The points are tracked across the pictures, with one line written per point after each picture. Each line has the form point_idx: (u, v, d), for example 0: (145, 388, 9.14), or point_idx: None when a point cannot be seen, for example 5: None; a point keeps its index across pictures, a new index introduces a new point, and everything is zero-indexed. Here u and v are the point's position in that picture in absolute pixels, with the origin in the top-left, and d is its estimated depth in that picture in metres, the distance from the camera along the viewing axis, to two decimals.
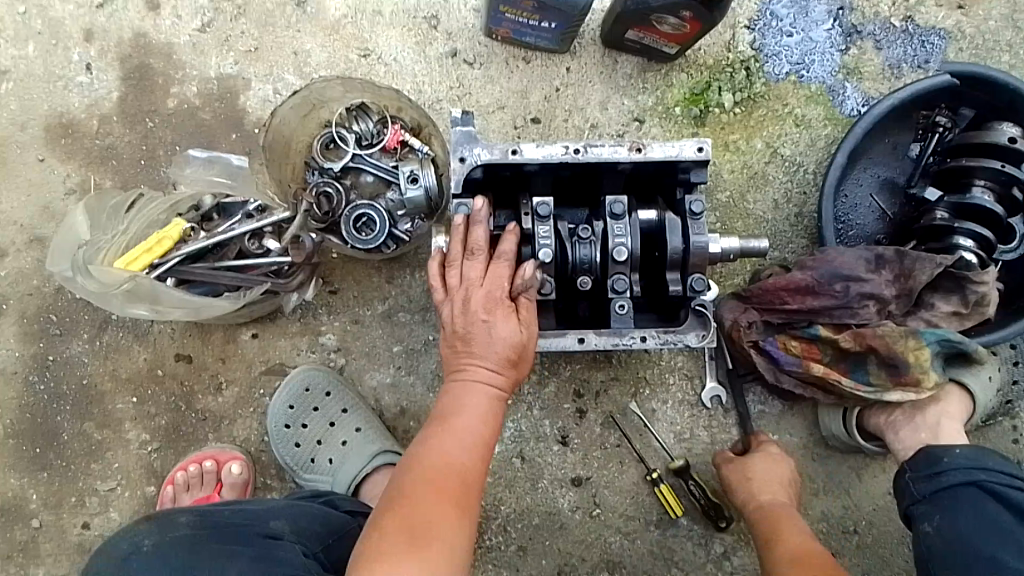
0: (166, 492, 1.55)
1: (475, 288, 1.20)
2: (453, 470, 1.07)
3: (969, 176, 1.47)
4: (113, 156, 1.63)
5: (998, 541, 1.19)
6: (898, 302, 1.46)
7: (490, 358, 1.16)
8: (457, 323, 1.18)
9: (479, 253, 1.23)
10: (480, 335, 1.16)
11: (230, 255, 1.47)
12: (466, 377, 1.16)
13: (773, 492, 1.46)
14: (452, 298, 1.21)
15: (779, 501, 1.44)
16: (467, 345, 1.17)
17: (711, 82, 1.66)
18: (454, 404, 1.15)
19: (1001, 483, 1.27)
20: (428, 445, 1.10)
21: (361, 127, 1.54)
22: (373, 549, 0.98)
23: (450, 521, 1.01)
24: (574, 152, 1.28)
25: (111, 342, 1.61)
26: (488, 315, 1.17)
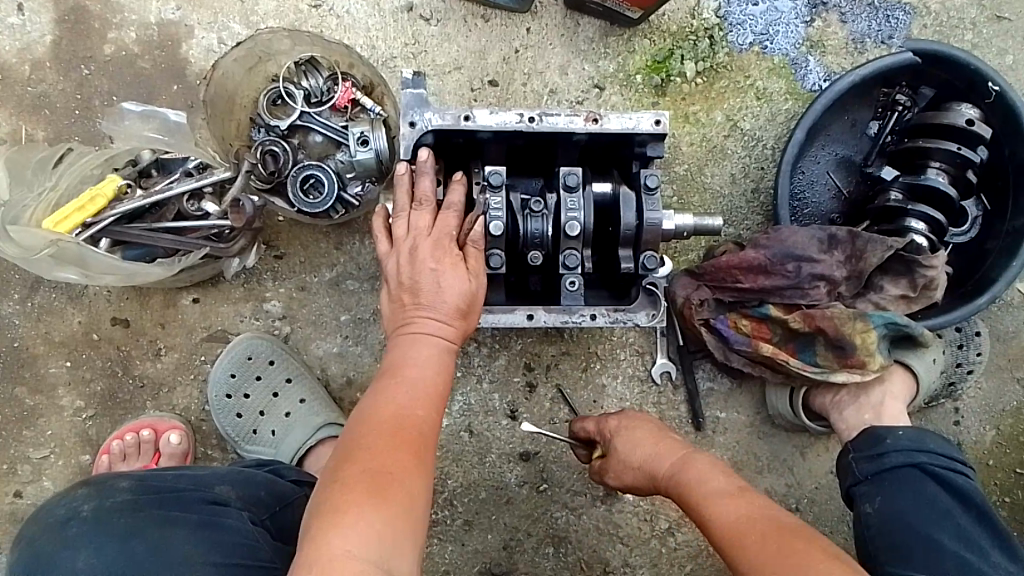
0: (102, 461, 1.51)
1: (422, 237, 1.16)
2: (406, 420, 1.03)
3: (925, 157, 1.48)
4: (46, 106, 1.54)
5: (936, 527, 1.21)
6: (847, 284, 1.45)
7: (440, 308, 1.12)
8: (404, 274, 1.14)
9: (427, 204, 1.19)
10: (430, 283, 1.13)
11: (168, 216, 1.40)
12: (416, 329, 1.12)
13: (679, 455, 1.30)
14: (398, 251, 1.17)
15: (682, 459, 1.29)
16: (416, 297, 1.13)
17: (674, 50, 1.61)
18: (403, 357, 1.10)
19: (942, 466, 1.28)
20: (376, 398, 1.06)
21: (311, 83, 1.46)
22: (331, 500, 0.93)
23: (408, 466, 0.97)
24: (529, 120, 1.23)
25: (43, 305, 1.54)
26: (437, 263, 1.14)
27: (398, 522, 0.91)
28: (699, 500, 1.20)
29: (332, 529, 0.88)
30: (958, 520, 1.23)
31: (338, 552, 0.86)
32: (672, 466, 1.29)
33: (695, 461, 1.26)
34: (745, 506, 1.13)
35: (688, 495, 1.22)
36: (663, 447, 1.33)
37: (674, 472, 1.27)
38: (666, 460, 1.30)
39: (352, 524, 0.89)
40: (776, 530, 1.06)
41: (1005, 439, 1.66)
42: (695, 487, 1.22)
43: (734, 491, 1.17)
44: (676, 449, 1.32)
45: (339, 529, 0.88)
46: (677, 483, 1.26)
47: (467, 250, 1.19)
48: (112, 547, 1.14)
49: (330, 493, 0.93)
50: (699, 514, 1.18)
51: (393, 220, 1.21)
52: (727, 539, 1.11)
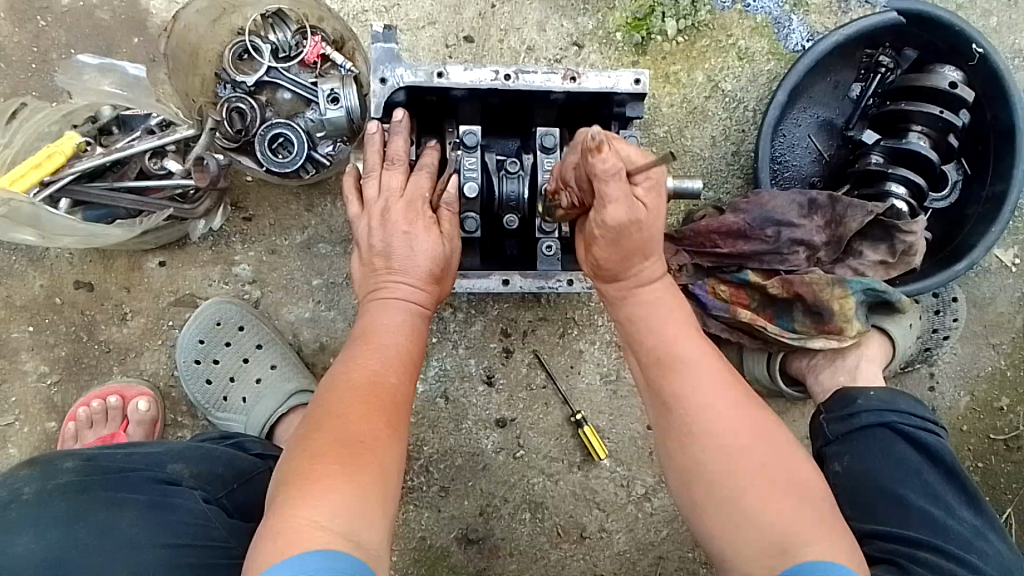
0: (69, 429, 1.47)
1: (394, 199, 1.12)
2: (378, 384, 0.99)
3: (906, 120, 1.46)
4: (0, 58, 1.47)
5: (904, 487, 1.21)
6: (827, 250, 1.44)
7: (412, 272, 1.09)
8: (376, 237, 1.10)
9: (399, 164, 1.15)
10: (402, 245, 1.09)
11: (130, 175, 1.35)
12: (388, 293, 1.09)
13: (656, 198, 1.00)
14: (369, 213, 1.12)
15: (662, 297, 1.07)
16: (388, 261, 1.09)
17: (655, 7, 1.55)
18: (375, 322, 1.07)
19: (912, 425, 1.27)
20: (348, 363, 1.02)
21: (278, 36, 1.39)
22: (298, 468, 0.90)
23: (377, 433, 0.94)
24: (504, 78, 1.18)
25: (3, 267, 1.49)
26: (409, 226, 1.09)
27: (367, 492, 0.89)
28: (678, 358, 1.02)
29: (302, 501, 0.86)
30: (927, 479, 1.23)
31: (304, 521, 0.84)
32: (640, 272, 1.06)
33: (646, 233, 1.01)
34: (733, 391, 1.01)
35: (668, 350, 1.03)
36: (647, 209, 0.99)
37: (646, 319, 1.06)
38: (649, 214, 0.99)
39: (320, 494, 0.86)
40: (758, 435, 0.98)
41: (979, 404, 1.66)
42: (676, 344, 1.03)
43: (718, 365, 1.03)
44: (657, 188, 0.99)
45: (307, 498, 0.86)
46: (654, 332, 1.05)
47: (440, 212, 1.15)
48: (58, 530, 1.10)
49: (298, 463, 0.91)
50: (680, 379, 1.01)
51: (364, 181, 1.16)
52: (704, 426, 0.98)
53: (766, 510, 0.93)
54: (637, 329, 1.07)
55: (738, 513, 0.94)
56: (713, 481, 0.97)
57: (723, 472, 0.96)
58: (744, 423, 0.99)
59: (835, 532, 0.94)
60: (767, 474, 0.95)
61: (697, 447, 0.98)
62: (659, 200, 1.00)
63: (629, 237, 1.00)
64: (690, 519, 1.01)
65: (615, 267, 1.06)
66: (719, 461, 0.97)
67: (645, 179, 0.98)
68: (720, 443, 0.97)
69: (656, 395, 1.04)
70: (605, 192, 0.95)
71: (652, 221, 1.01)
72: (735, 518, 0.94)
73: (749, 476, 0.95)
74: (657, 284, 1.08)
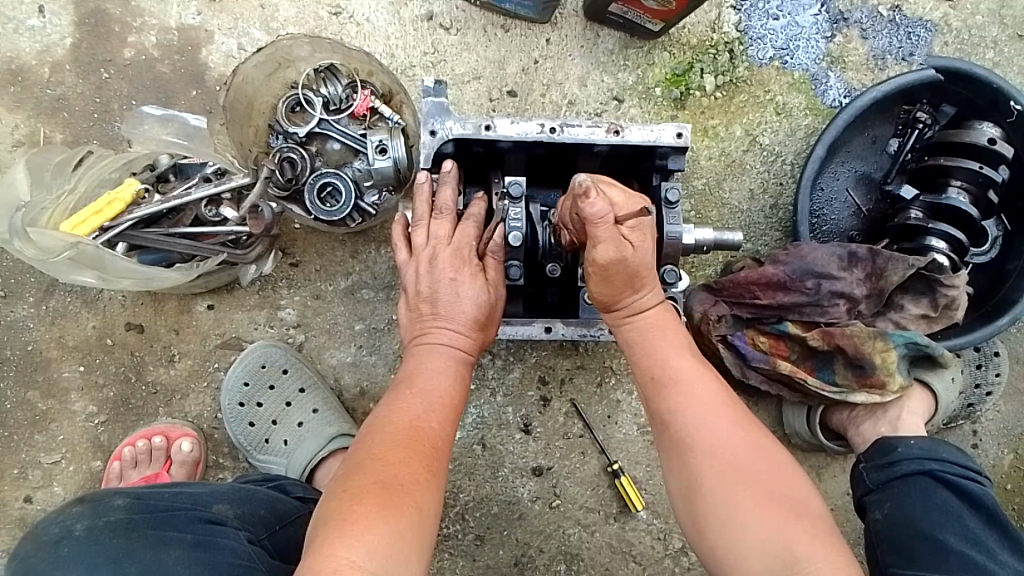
0: (113, 468, 1.50)
1: (441, 247, 1.15)
2: (419, 430, 1.01)
3: (946, 176, 1.47)
4: (64, 108, 1.53)
5: (944, 532, 1.17)
6: (867, 302, 1.44)
7: (457, 319, 1.11)
8: (422, 284, 1.13)
9: (446, 214, 1.18)
10: (447, 291, 1.12)
11: (185, 221, 1.40)
12: (433, 338, 1.11)
13: (641, 237, 1.01)
14: (417, 258, 1.16)
15: (655, 319, 1.10)
16: (434, 307, 1.12)
17: (693, 63, 1.60)
18: (419, 368, 1.09)
19: (954, 474, 1.25)
20: (391, 408, 1.04)
21: (329, 90, 1.45)
22: (339, 509, 0.90)
23: (418, 475, 0.95)
24: (550, 131, 1.22)
25: (57, 308, 1.53)
26: (456, 273, 1.12)
27: (405, 535, 0.88)
28: (674, 383, 1.06)
29: (340, 537, 0.86)
30: (968, 524, 1.19)
31: (343, 561, 0.83)
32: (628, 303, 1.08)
33: (630, 265, 1.01)
34: (726, 412, 1.04)
35: (661, 369, 1.08)
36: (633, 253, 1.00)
37: (646, 342, 1.10)
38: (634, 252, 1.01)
39: (360, 534, 0.86)
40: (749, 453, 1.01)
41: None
42: (669, 364, 1.08)
43: (712, 386, 1.07)
44: (643, 233, 1.01)
45: (346, 539, 0.86)
46: (651, 353, 1.09)
47: (486, 261, 1.18)
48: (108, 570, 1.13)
49: (339, 503, 0.91)
50: (676, 400, 1.05)
51: (412, 229, 1.19)
52: (701, 445, 1.02)
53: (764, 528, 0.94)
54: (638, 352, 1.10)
55: (742, 534, 0.95)
56: (714, 501, 0.98)
57: (721, 487, 0.98)
58: (733, 441, 1.01)
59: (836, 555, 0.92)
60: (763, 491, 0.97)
61: (694, 464, 1.01)
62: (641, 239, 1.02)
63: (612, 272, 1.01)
64: (698, 547, 1.02)
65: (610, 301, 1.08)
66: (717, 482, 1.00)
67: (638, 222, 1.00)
68: (717, 464, 1.00)
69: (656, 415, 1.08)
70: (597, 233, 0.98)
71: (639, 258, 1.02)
72: (737, 537, 0.96)
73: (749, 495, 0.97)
74: (650, 312, 1.10)
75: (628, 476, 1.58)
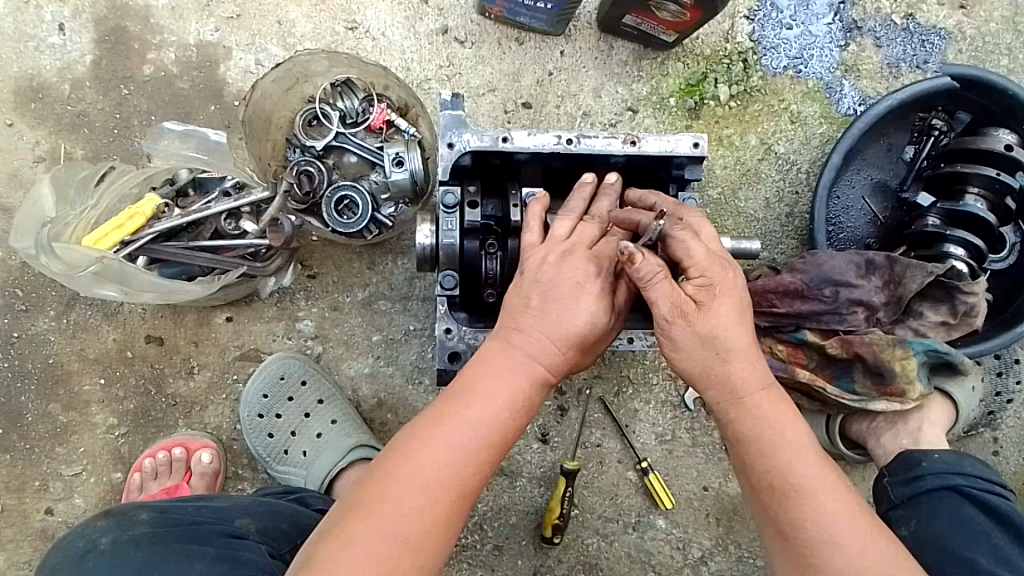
0: (134, 480, 1.50)
1: (580, 247, 1.05)
2: (459, 465, 0.92)
3: (963, 183, 1.47)
4: (85, 123, 1.55)
5: (975, 551, 1.16)
6: (886, 309, 1.43)
7: (563, 329, 1.00)
8: (545, 275, 1.02)
9: (599, 219, 1.11)
10: (569, 297, 1.00)
11: (205, 235, 1.41)
12: (525, 344, 0.99)
13: (744, 322, 0.99)
14: (551, 248, 1.05)
15: (761, 412, 0.98)
16: (543, 307, 1.01)
17: (707, 74, 1.61)
18: (486, 377, 0.97)
19: (979, 488, 1.25)
20: (439, 420, 0.94)
21: (346, 104, 1.47)
22: (344, 527, 0.87)
23: (435, 524, 0.89)
24: (566, 142, 1.22)
25: (79, 322, 1.54)
26: (585, 279, 1.02)
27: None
28: (774, 472, 0.97)
29: None
30: (996, 542, 1.18)
31: None
32: (737, 345, 0.98)
33: (714, 322, 0.98)
34: (832, 488, 0.96)
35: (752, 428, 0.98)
36: (720, 309, 0.98)
37: (762, 433, 0.98)
38: (720, 326, 0.98)
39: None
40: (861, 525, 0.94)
41: None
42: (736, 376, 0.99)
43: (827, 469, 0.98)
44: (746, 319, 1.00)
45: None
46: (774, 458, 0.97)
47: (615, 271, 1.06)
48: None
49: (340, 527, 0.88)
50: (795, 508, 0.95)
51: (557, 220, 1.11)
52: (824, 544, 0.93)
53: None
54: (745, 441, 0.99)
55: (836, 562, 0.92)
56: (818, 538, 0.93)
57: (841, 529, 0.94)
58: (844, 512, 0.94)
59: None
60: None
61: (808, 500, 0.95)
62: (732, 313, 0.99)
63: (686, 343, 0.98)
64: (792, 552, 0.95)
65: (722, 355, 0.98)
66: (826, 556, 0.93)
67: (714, 267, 1.01)
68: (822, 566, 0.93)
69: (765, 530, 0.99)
70: (690, 264, 1.01)
71: (726, 311, 0.98)
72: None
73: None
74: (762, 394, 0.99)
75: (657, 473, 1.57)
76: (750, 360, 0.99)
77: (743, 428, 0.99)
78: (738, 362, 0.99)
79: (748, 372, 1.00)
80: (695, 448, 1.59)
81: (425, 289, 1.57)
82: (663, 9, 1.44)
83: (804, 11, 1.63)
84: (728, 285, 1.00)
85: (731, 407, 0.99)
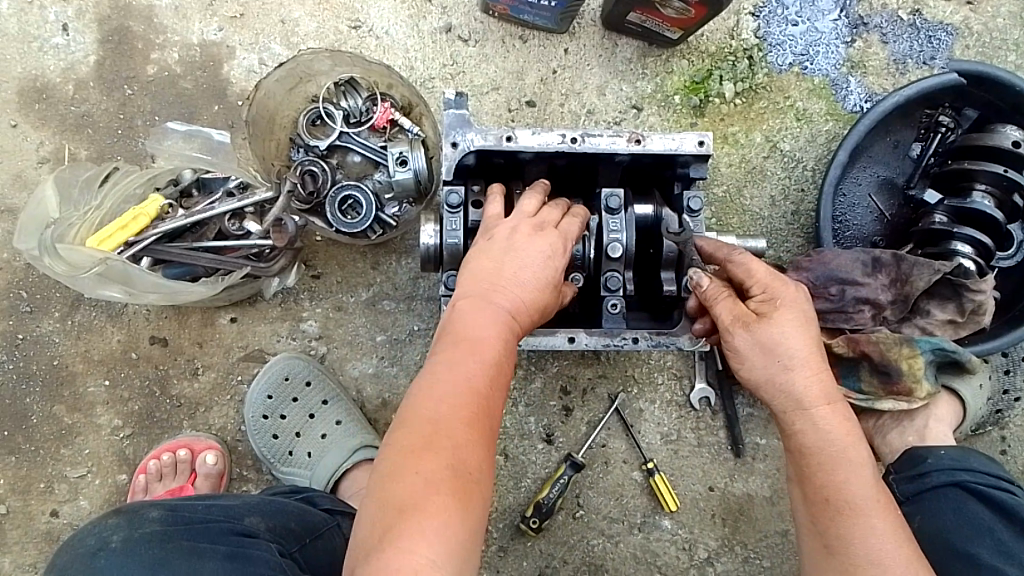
0: (138, 481, 1.50)
1: (543, 231, 1.06)
2: (471, 408, 0.88)
3: (970, 179, 1.46)
4: (89, 124, 1.55)
5: (976, 546, 1.17)
6: (893, 308, 1.43)
7: (529, 283, 1.00)
8: (510, 252, 1.02)
9: (555, 211, 1.11)
10: (528, 261, 1.02)
11: (209, 235, 1.41)
12: (489, 297, 0.98)
13: (811, 340, 1.02)
14: (515, 228, 1.05)
15: (840, 431, 1.00)
16: (499, 269, 1.01)
17: (712, 71, 1.60)
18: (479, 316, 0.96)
19: (985, 484, 1.23)
20: (436, 381, 0.90)
21: (350, 103, 1.46)
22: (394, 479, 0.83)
23: (468, 471, 0.84)
24: (571, 141, 1.21)
25: (83, 323, 1.54)
26: (552, 257, 1.03)
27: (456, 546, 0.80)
28: (834, 491, 0.99)
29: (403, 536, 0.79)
30: (1001, 538, 1.17)
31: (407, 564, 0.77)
32: (797, 364, 1.01)
33: (792, 339, 1.01)
34: (877, 500, 0.99)
35: (826, 443, 1.00)
36: (784, 323, 1.01)
37: (826, 446, 1.00)
38: (797, 350, 1.01)
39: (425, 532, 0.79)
40: (893, 529, 0.99)
41: None
42: (803, 386, 1.01)
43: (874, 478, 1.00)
44: (813, 336, 1.03)
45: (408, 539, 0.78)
46: (833, 476, 1.00)
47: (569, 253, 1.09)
48: None
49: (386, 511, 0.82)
50: (850, 526, 0.98)
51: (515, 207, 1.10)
52: (870, 561, 0.97)
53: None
54: (809, 452, 1.01)
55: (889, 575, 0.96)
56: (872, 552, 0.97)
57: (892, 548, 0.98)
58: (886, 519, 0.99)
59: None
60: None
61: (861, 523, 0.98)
62: (797, 327, 1.02)
63: (747, 361, 1.03)
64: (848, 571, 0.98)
65: (778, 371, 1.01)
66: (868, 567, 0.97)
67: (782, 289, 1.05)
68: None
69: (812, 537, 1.03)
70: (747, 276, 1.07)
71: (793, 330, 1.01)
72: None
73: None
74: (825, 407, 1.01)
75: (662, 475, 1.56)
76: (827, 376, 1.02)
77: (809, 441, 1.01)
78: (816, 374, 1.01)
79: (827, 381, 1.02)
80: (701, 448, 1.58)
81: (429, 289, 1.56)
82: (667, 6, 1.43)
83: (809, 7, 1.62)
84: (791, 300, 1.04)
85: (819, 425, 1.01)
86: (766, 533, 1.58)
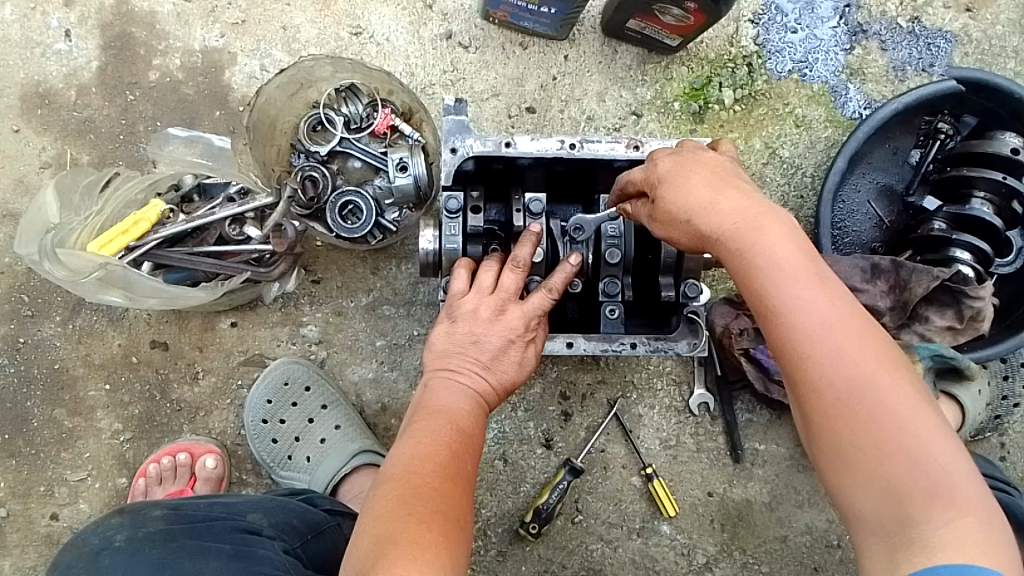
0: (138, 485, 1.50)
1: (511, 301, 1.11)
2: (450, 458, 0.93)
3: (969, 186, 1.46)
4: (91, 130, 1.55)
5: None
6: (892, 315, 1.45)
7: (490, 370, 1.07)
8: (477, 322, 1.08)
9: (522, 269, 1.12)
10: (491, 352, 1.07)
11: (210, 240, 1.41)
12: (454, 376, 1.06)
13: (717, 186, 0.89)
14: (483, 299, 1.10)
15: (750, 242, 0.83)
16: (463, 358, 1.07)
17: (712, 78, 1.61)
18: (445, 395, 1.04)
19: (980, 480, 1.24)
20: (414, 436, 0.96)
21: (350, 109, 1.47)
22: (379, 520, 0.84)
23: (454, 518, 0.86)
24: (569, 147, 1.22)
25: (84, 327, 1.55)
26: (517, 333, 1.09)
27: (448, 561, 0.80)
28: (778, 337, 0.81)
29: (384, 558, 0.78)
30: None
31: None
32: (698, 218, 0.89)
33: (685, 193, 0.91)
34: (843, 334, 0.78)
35: (742, 264, 0.84)
36: (668, 195, 0.93)
37: (741, 263, 0.83)
38: (694, 205, 0.89)
39: (407, 553, 0.78)
40: (874, 366, 0.76)
41: None
42: (705, 219, 0.87)
43: (838, 311, 0.79)
44: (721, 182, 0.90)
45: (391, 558, 0.77)
46: (770, 318, 0.81)
47: (538, 329, 1.13)
48: None
49: (373, 514, 0.85)
50: (781, 337, 0.80)
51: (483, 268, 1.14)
52: (816, 376, 0.78)
53: (875, 498, 0.75)
54: (747, 297, 0.84)
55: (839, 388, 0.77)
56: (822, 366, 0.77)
57: (841, 357, 0.77)
58: (864, 353, 0.77)
59: (967, 545, 0.70)
60: (881, 438, 0.74)
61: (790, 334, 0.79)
62: (683, 182, 0.92)
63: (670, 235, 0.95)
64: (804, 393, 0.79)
65: (687, 227, 0.90)
66: (843, 417, 0.77)
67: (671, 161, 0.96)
68: (830, 438, 0.78)
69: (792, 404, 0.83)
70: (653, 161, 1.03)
71: (679, 191, 0.92)
72: (850, 491, 0.77)
73: (866, 449, 0.75)
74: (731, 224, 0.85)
75: (662, 480, 1.56)
76: (756, 206, 0.85)
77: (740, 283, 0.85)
78: (735, 210, 0.86)
79: (752, 212, 0.85)
80: (700, 453, 1.58)
81: (429, 294, 1.57)
82: (667, 13, 1.44)
83: (809, 14, 1.63)
84: (675, 164, 0.95)
85: (746, 260, 0.83)
86: (765, 539, 1.58)
